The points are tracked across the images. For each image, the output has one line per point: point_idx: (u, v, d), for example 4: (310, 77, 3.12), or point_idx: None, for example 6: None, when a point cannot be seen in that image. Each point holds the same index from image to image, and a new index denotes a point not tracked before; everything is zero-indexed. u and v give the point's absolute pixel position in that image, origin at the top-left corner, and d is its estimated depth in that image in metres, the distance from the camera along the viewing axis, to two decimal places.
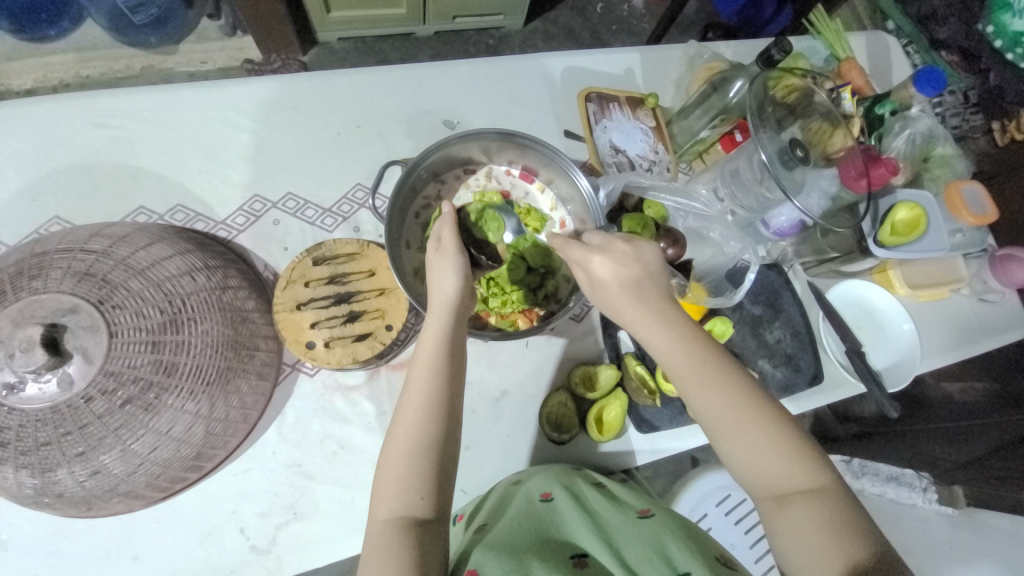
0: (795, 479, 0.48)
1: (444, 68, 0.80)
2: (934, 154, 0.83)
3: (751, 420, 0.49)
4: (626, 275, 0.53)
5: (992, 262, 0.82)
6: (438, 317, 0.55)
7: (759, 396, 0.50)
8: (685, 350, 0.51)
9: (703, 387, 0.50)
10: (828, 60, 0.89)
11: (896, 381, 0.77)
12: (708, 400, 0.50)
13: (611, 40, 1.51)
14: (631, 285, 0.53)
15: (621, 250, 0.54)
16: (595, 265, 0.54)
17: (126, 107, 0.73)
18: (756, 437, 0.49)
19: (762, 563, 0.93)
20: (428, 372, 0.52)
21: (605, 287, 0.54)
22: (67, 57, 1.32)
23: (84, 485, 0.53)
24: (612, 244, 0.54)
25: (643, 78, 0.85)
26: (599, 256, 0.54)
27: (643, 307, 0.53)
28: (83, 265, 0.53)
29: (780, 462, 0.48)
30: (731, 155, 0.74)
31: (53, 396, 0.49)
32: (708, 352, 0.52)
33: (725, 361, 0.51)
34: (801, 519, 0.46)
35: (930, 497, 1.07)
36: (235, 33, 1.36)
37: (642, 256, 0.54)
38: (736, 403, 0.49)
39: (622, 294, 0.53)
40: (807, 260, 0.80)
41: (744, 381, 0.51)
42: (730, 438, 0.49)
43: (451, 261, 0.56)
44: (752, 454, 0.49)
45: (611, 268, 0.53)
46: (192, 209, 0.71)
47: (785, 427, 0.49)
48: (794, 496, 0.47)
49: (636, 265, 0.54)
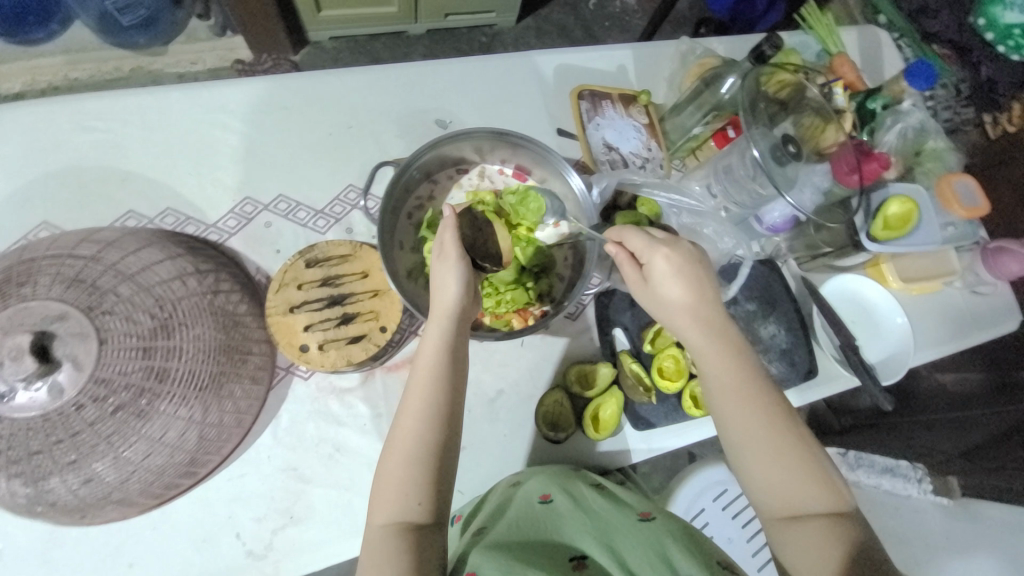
0: (815, 500, 0.49)
1: (436, 66, 0.79)
2: (926, 148, 0.83)
3: (773, 428, 0.51)
4: (687, 278, 0.54)
5: (985, 255, 0.83)
6: (437, 326, 0.54)
7: (791, 415, 0.52)
8: (728, 358, 0.53)
9: (739, 397, 0.52)
10: (820, 55, 0.90)
11: (889, 373, 0.77)
12: (742, 410, 0.51)
13: (604, 36, 1.51)
14: (684, 288, 0.54)
15: (682, 251, 0.55)
16: (657, 263, 0.55)
17: (114, 110, 0.72)
18: (783, 452, 0.50)
19: (760, 557, 0.93)
20: (426, 378, 0.52)
21: (659, 287, 0.54)
22: (56, 60, 1.31)
23: (78, 493, 0.52)
24: (677, 241, 0.55)
25: (636, 74, 0.84)
26: (660, 255, 0.54)
27: (694, 311, 0.54)
28: (71, 271, 0.52)
29: (802, 481, 0.50)
30: (724, 151, 0.73)
31: (43, 405, 0.48)
32: (750, 365, 0.53)
33: (763, 375, 0.53)
34: (814, 538, 0.47)
35: (925, 488, 1.06)
36: (225, 33, 1.34)
37: (699, 259, 0.56)
38: (769, 417, 0.51)
39: (675, 297, 0.54)
40: (800, 255, 0.80)
41: (779, 398, 0.53)
42: (758, 449, 0.50)
43: (451, 268, 0.55)
44: (777, 468, 0.50)
45: (668, 269, 0.54)
46: (183, 212, 0.71)
47: (812, 448, 0.51)
48: (810, 515, 0.49)
49: (694, 269, 0.55)
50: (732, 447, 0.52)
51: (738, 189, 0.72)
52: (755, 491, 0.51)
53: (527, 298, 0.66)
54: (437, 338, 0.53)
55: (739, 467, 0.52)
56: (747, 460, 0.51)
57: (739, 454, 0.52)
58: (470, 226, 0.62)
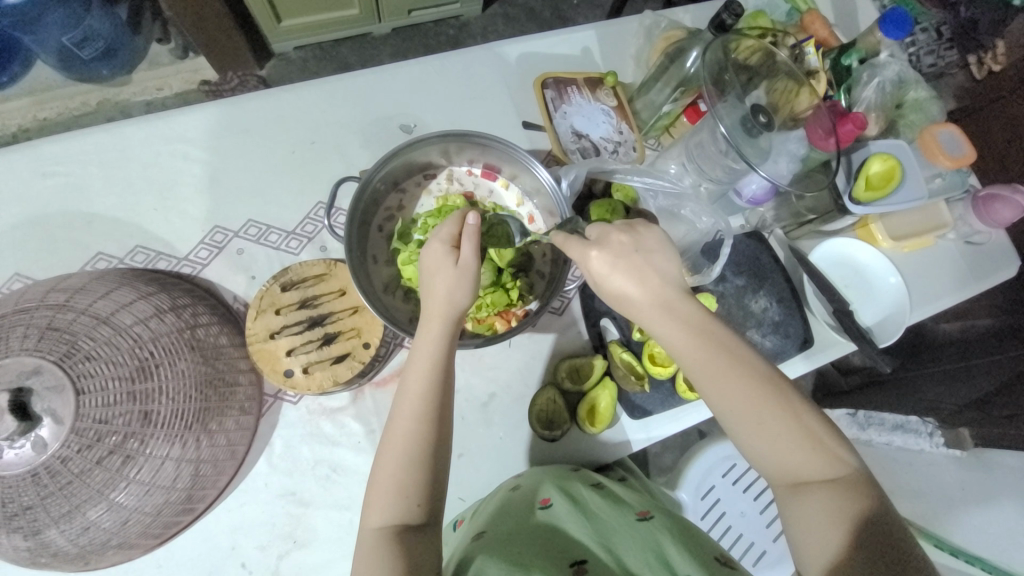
0: (817, 468, 0.47)
1: (395, 70, 0.77)
2: (907, 99, 0.80)
3: (763, 410, 0.48)
4: (630, 269, 0.52)
5: (976, 204, 0.79)
6: (438, 328, 0.53)
7: (780, 387, 0.49)
8: (700, 341, 0.50)
9: (720, 377, 0.49)
10: (790, 14, 0.86)
11: (887, 335, 0.76)
12: (726, 391, 0.49)
13: (574, 14, 1.47)
14: (635, 279, 0.52)
15: (620, 241, 0.53)
16: (593, 259, 0.53)
17: (72, 151, 0.71)
18: (776, 426, 0.48)
19: (774, 527, 0.96)
20: (423, 381, 0.51)
21: (610, 281, 0.52)
22: (22, 102, 1.29)
23: (77, 542, 0.52)
24: (608, 235, 0.53)
25: (600, 56, 0.82)
26: (597, 250, 0.53)
27: (654, 298, 0.51)
28: (43, 322, 0.52)
29: (800, 452, 0.48)
30: (694, 128, 0.71)
31: (29, 461, 0.48)
32: (725, 341, 0.50)
33: (742, 350, 0.50)
34: (819, 507, 0.46)
35: (936, 441, 1.11)
36: (187, 55, 1.32)
37: (643, 244, 0.53)
38: (756, 393, 0.48)
39: (631, 288, 0.52)
40: (787, 224, 0.79)
41: (764, 371, 0.50)
42: (749, 428, 0.48)
43: (467, 276, 0.54)
44: (773, 443, 0.48)
45: (610, 263, 0.52)
46: (153, 248, 0.70)
47: (807, 415, 0.49)
48: (814, 486, 0.47)
49: (640, 256, 0.52)
50: (723, 428, 0.50)
51: (711, 165, 0.70)
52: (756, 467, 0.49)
53: (507, 301, 0.65)
54: (439, 342, 0.52)
55: (736, 446, 0.50)
56: (741, 438, 0.49)
57: (732, 435, 0.50)
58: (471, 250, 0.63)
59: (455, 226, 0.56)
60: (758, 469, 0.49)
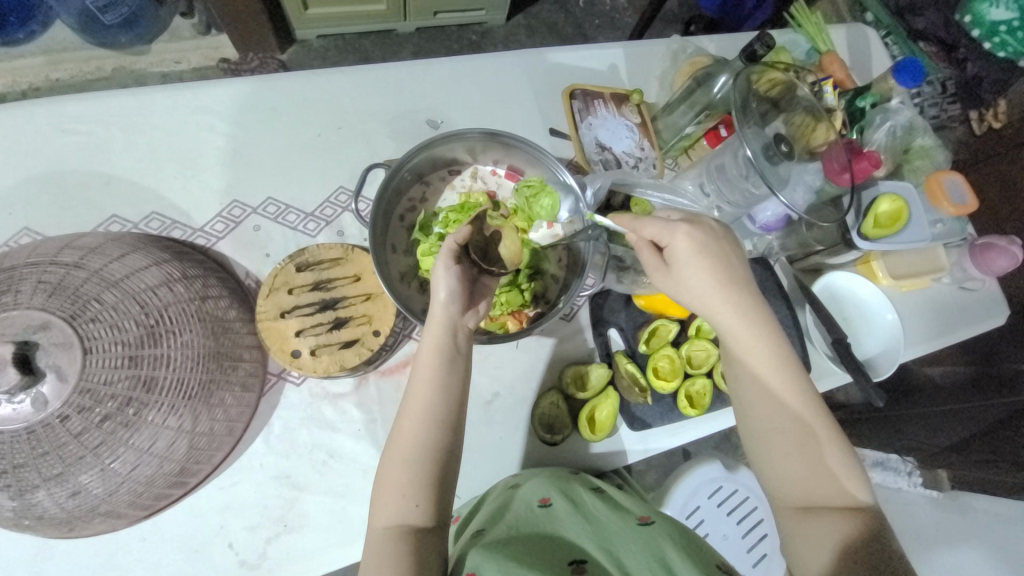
0: (834, 495, 0.48)
1: (427, 66, 0.78)
2: (914, 146, 0.84)
3: (795, 421, 0.51)
4: (710, 258, 0.53)
5: (973, 252, 0.82)
6: (436, 331, 0.53)
7: (814, 410, 0.51)
8: (752, 343, 0.52)
9: (763, 380, 0.52)
10: (810, 54, 0.90)
11: (880, 371, 0.78)
12: (763, 395, 0.52)
13: (594, 34, 1.50)
14: (716, 271, 0.53)
15: (705, 233, 0.54)
16: (679, 244, 0.54)
17: (95, 112, 0.70)
18: (800, 439, 0.50)
19: (755, 552, 0.97)
20: (427, 384, 0.52)
21: (687, 264, 0.53)
22: (36, 60, 1.27)
23: (65, 507, 0.51)
24: (700, 220, 0.55)
25: (627, 73, 0.84)
26: (682, 235, 0.53)
27: (722, 294, 0.53)
28: (54, 278, 0.51)
29: (814, 470, 0.49)
30: (717, 150, 0.73)
31: (27, 417, 0.47)
32: (780, 351, 0.52)
33: (797, 365, 0.52)
34: (825, 528, 0.47)
35: (915, 480, 1.12)
36: (210, 32, 1.31)
37: (720, 244, 0.54)
38: (793, 404, 0.51)
39: (700, 281, 0.53)
40: (793, 253, 0.81)
41: (806, 390, 0.52)
42: (777, 436, 0.51)
43: (445, 270, 0.53)
44: (794, 456, 0.50)
45: (692, 251, 0.53)
46: (168, 216, 0.69)
47: (833, 439, 0.50)
48: (818, 508, 0.48)
49: (725, 250, 0.54)
50: (751, 430, 0.53)
51: (731, 188, 0.72)
52: (769, 479, 0.51)
53: (521, 300, 0.66)
54: (434, 348, 0.52)
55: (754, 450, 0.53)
56: (766, 442, 0.52)
57: (755, 438, 0.52)
58: (480, 234, 0.60)
59: (461, 238, 0.56)
60: (771, 479, 0.51)
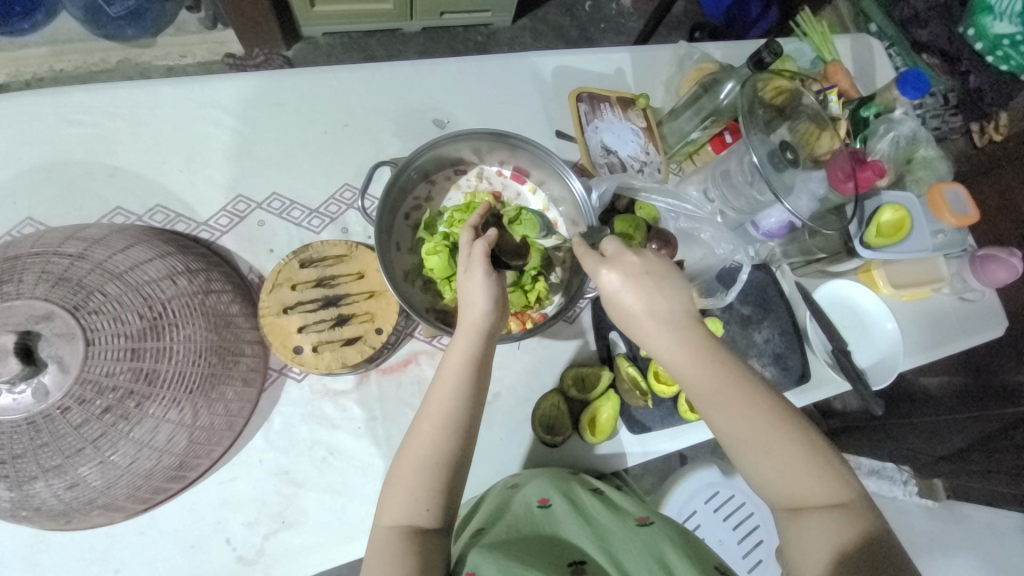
0: (820, 493, 0.48)
1: (435, 66, 0.79)
2: (916, 156, 0.84)
3: (769, 435, 0.49)
4: (641, 286, 0.52)
5: (974, 262, 0.83)
6: (467, 336, 0.53)
7: (783, 415, 0.50)
8: (704, 365, 0.50)
9: (725, 404, 0.50)
10: (815, 62, 0.89)
11: (880, 380, 0.78)
12: (731, 420, 0.50)
13: (599, 38, 1.51)
14: (649, 297, 0.52)
15: (633, 262, 0.53)
16: (607, 278, 0.53)
17: (102, 103, 0.70)
18: (777, 450, 0.49)
19: (749, 558, 0.98)
20: (451, 391, 0.51)
21: (620, 295, 0.53)
22: (41, 50, 1.27)
23: (63, 498, 0.51)
24: (622, 255, 0.54)
25: (633, 78, 0.84)
26: (608, 267, 0.53)
27: (660, 321, 0.52)
28: (58, 269, 0.51)
29: (801, 473, 0.49)
30: (721, 156, 0.74)
31: (27, 408, 0.46)
32: (731, 368, 0.51)
33: (751, 376, 0.51)
34: (819, 529, 0.47)
35: (910, 490, 1.13)
36: (215, 26, 1.31)
37: (653, 267, 0.53)
38: (760, 417, 0.49)
39: (640, 310, 0.52)
40: (795, 260, 0.81)
41: (767, 398, 0.50)
42: (756, 454, 0.49)
43: (482, 279, 0.54)
44: (775, 467, 0.49)
45: (621, 283, 0.53)
46: (173, 209, 0.69)
47: (809, 436, 0.50)
48: (813, 510, 0.48)
49: (653, 276, 0.53)
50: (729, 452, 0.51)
51: (734, 195, 0.73)
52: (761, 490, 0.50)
53: (524, 302, 0.65)
54: (464, 350, 0.52)
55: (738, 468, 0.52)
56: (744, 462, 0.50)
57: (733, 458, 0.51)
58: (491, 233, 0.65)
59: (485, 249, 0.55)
60: (762, 491, 0.50)
